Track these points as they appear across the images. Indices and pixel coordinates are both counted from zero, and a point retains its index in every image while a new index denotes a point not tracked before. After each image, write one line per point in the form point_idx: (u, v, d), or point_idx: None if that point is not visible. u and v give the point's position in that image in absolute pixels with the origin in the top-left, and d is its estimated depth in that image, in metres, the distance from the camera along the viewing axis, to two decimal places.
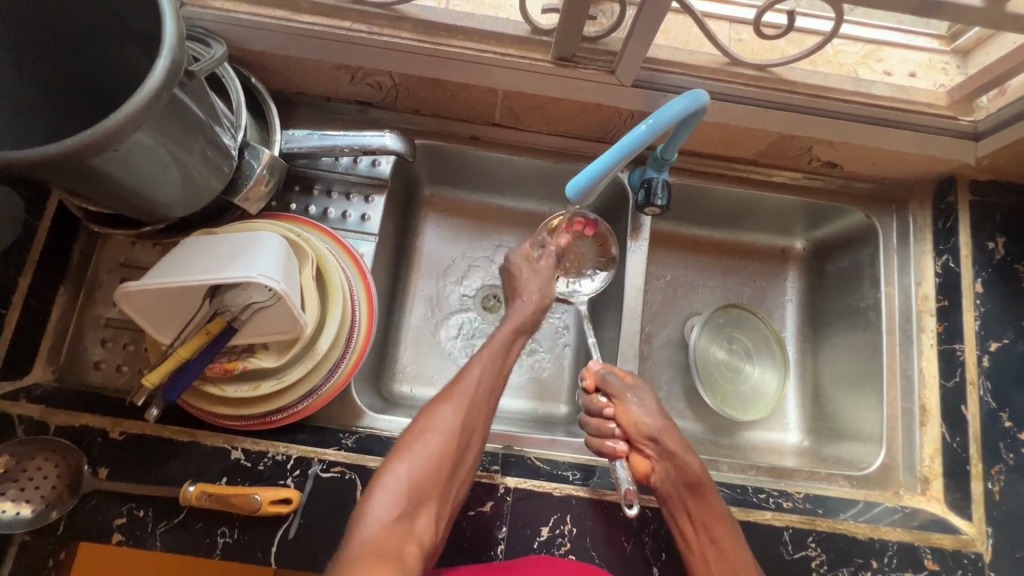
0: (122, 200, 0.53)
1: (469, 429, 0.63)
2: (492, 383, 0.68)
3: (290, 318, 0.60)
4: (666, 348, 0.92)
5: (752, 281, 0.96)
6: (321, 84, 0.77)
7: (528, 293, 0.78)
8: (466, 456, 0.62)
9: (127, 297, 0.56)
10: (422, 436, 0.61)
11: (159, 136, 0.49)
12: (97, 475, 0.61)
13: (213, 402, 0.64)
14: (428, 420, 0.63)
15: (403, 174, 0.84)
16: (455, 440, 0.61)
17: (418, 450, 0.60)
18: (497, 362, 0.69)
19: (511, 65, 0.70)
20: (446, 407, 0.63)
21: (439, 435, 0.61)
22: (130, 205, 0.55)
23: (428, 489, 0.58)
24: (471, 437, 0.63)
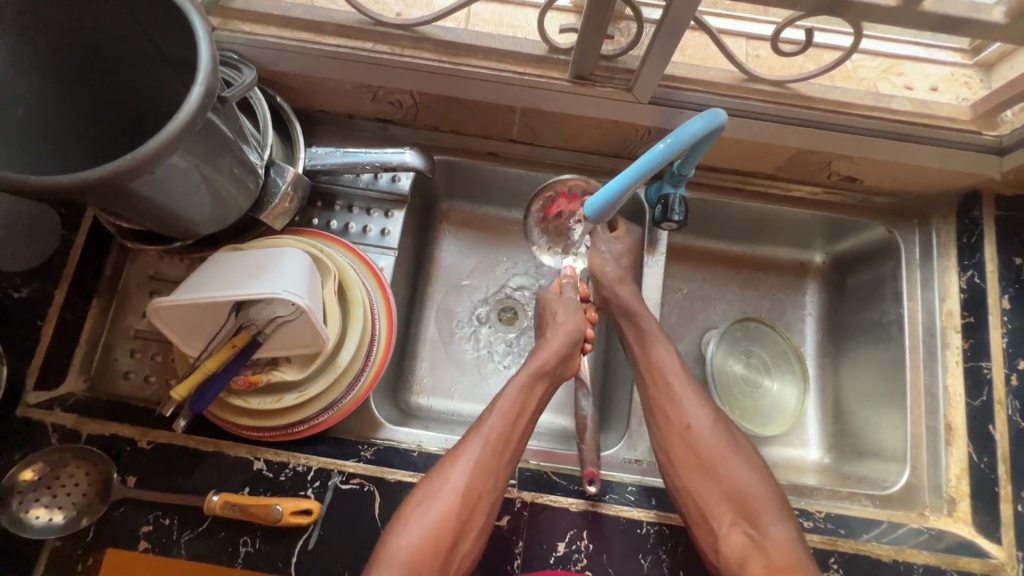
0: (155, 219, 0.55)
1: (474, 496, 0.62)
2: (504, 443, 0.65)
3: (313, 332, 0.61)
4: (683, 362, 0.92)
5: (770, 295, 0.95)
6: (344, 103, 0.79)
7: (556, 332, 0.75)
8: (473, 524, 0.61)
9: (158, 312, 0.58)
10: (422, 508, 0.60)
11: (192, 158, 0.51)
12: (126, 483, 0.63)
13: (237, 413, 0.65)
14: (432, 485, 0.62)
15: (422, 189, 0.86)
16: (459, 511, 0.60)
17: (418, 521, 0.60)
18: (507, 420, 0.67)
19: (529, 84, 0.71)
20: (451, 474, 0.62)
21: (443, 505, 0.60)
22: (162, 223, 0.57)
23: (426, 563, 0.58)
24: (478, 504, 0.62)
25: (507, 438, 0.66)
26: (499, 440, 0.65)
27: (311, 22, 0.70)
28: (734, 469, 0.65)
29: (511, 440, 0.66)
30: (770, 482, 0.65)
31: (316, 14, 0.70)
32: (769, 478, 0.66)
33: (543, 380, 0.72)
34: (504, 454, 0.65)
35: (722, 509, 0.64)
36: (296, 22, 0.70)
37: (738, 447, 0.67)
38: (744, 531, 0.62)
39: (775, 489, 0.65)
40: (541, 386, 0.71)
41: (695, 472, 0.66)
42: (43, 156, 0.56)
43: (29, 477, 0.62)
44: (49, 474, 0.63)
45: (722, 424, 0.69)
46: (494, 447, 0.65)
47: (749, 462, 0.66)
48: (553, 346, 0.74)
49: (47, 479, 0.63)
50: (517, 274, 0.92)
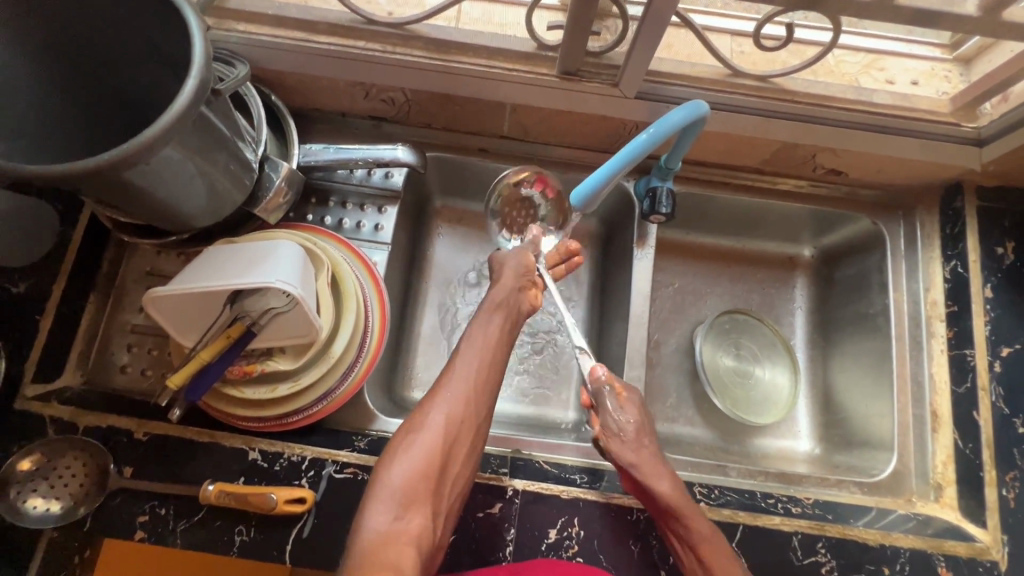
0: (151, 211, 0.57)
1: (459, 423, 0.63)
2: (479, 372, 0.67)
3: (306, 322, 0.62)
4: (674, 355, 0.93)
5: (760, 288, 0.98)
6: (337, 100, 0.81)
7: (506, 277, 0.76)
8: (461, 447, 0.62)
9: (154, 302, 0.59)
10: (413, 440, 0.61)
11: (186, 150, 0.53)
12: (123, 474, 0.64)
13: (233, 404, 0.66)
14: (419, 419, 0.63)
15: (415, 186, 0.87)
16: (446, 437, 0.61)
17: (410, 453, 0.60)
18: (486, 350, 0.69)
19: (519, 79, 0.72)
20: (436, 405, 0.63)
21: (431, 433, 0.61)
22: (158, 215, 0.58)
23: (423, 488, 0.58)
24: (464, 427, 0.63)
25: (487, 366, 0.68)
26: (478, 367, 0.67)
27: (305, 22, 0.71)
28: None
29: (488, 367, 0.68)
30: None
31: (310, 14, 0.71)
32: None
33: (500, 315, 0.72)
34: (481, 385, 0.66)
35: None
36: (290, 21, 0.71)
37: None
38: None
39: None
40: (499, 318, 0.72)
41: None
42: (42, 152, 0.57)
43: (26, 467, 0.63)
44: (46, 464, 0.64)
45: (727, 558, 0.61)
46: (472, 377, 0.66)
47: None
48: (513, 290, 0.75)
49: (44, 469, 0.63)
50: None
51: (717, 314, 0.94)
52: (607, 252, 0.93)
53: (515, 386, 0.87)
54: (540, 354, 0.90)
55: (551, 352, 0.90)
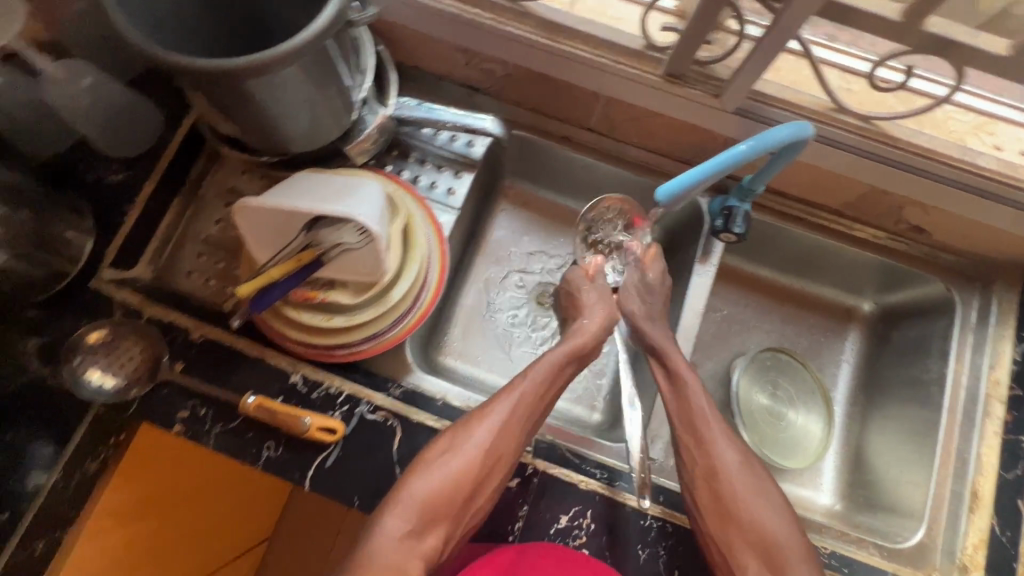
0: (257, 123, 0.59)
1: (495, 456, 0.64)
2: (524, 412, 0.66)
3: (375, 262, 0.64)
4: (710, 383, 0.95)
5: (809, 333, 0.97)
6: (439, 63, 0.83)
7: (590, 312, 0.80)
8: (490, 480, 0.63)
9: (242, 211, 0.62)
10: (446, 457, 0.63)
11: (306, 72, 0.55)
12: (173, 368, 0.68)
13: (286, 324, 0.68)
14: (457, 438, 0.64)
15: (493, 160, 0.89)
16: (478, 465, 0.62)
17: (439, 470, 0.62)
18: (534, 393, 0.68)
19: (620, 73, 0.72)
20: (476, 429, 0.64)
21: (462, 458, 0.62)
22: (261, 129, 0.61)
23: (443, 509, 0.61)
24: (498, 462, 0.64)
25: (530, 403, 0.67)
26: (521, 409, 0.66)
27: None
28: (765, 520, 0.63)
29: (532, 407, 0.67)
30: (794, 526, 0.64)
31: None
32: (798, 524, 0.64)
33: (572, 363, 0.74)
34: (524, 424, 0.66)
35: (745, 554, 0.63)
36: None
37: (770, 492, 0.66)
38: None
39: (796, 524, 0.64)
40: (571, 367, 0.74)
41: (718, 518, 0.64)
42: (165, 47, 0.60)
43: (98, 336, 0.67)
44: (113, 339, 0.67)
45: (773, 502, 0.65)
46: (517, 415, 0.66)
47: (782, 510, 0.65)
48: (588, 334, 0.77)
49: (112, 343, 0.67)
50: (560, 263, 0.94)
51: (759, 350, 0.95)
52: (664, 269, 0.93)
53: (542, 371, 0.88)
54: None
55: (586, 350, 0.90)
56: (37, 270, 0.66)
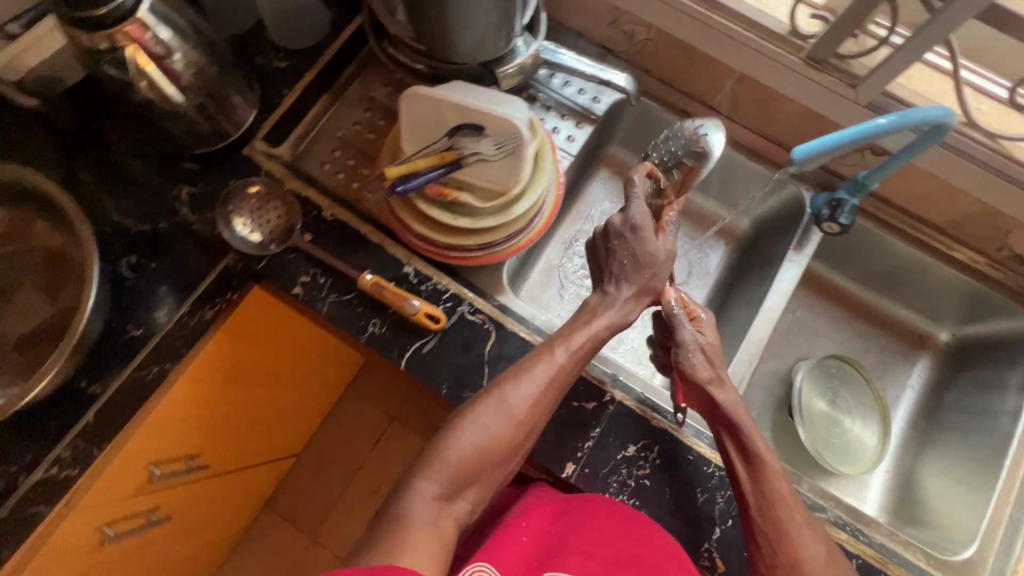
0: (440, 17, 0.64)
1: (526, 424, 0.63)
2: (558, 380, 0.65)
3: (510, 173, 0.71)
4: (769, 377, 0.98)
5: (879, 351, 0.98)
6: (583, 20, 0.89)
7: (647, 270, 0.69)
8: (518, 445, 0.63)
9: (410, 99, 0.68)
10: (481, 421, 0.62)
11: None
12: (303, 237, 0.74)
13: (412, 217, 0.73)
14: (491, 400, 0.63)
15: (613, 118, 0.93)
16: (511, 432, 0.62)
17: (471, 433, 0.61)
18: (570, 372, 0.66)
19: (761, 50, 0.76)
20: (510, 392, 0.63)
21: (496, 422, 0.62)
22: (440, 26, 0.66)
23: (474, 471, 0.61)
24: (528, 430, 0.63)
25: (565, 373, 0.65)
26: (554, 388, 0.65)
27: None
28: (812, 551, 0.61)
29: (565, 376, 0.65)
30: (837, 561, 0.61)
31: None
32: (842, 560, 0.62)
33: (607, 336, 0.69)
34: (556, 392, 0.65)
35: None
36: None
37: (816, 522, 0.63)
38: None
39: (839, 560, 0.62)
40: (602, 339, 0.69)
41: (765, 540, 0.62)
42: None
43: (253, 190, 0.76)
44: (265, 197, 0.76)
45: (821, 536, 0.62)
46: (552, 384, 0.64)
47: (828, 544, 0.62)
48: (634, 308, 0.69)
49: (264, 200, 0.76)
50: None
51: (825, 356, 0.96)
52: (745, 260, 0.98)
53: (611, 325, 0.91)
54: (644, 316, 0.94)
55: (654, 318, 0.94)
56: (206, 127, 0.74)
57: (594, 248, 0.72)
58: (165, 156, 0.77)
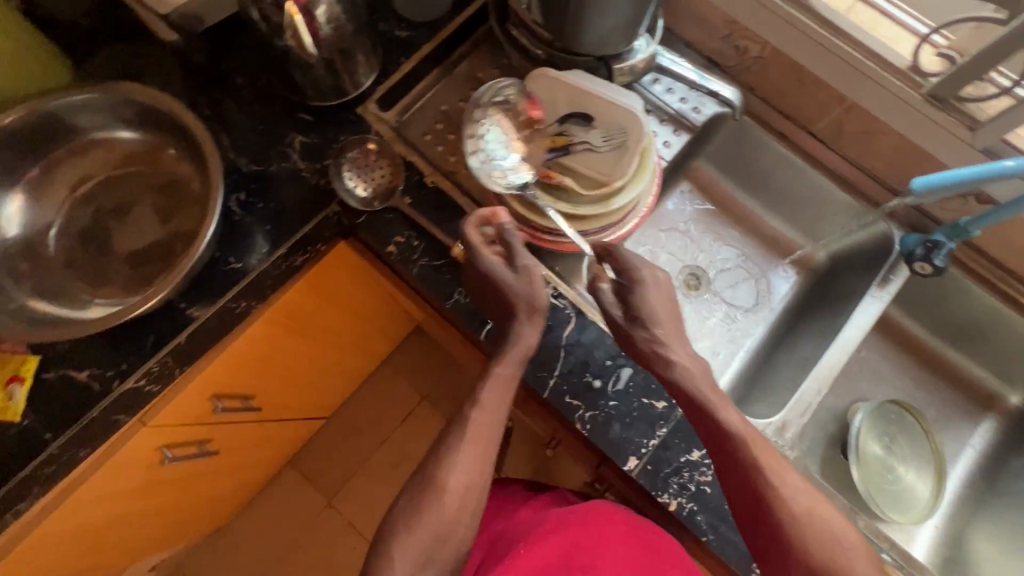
0: (581, 4, 0.66)
1: (469, 488, 0.63)
2: (487, 433, 0.65)
3: (613, 167, 0.73)
4: (826, 413, 0.97)
5: (942, 405, 0.96)
6: (695, 31, 0.90)
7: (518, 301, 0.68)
8: (469, 513, 0.63)
9: (534, 80, 0.72)
10: (426, 500, 0.62)
11: None
12: (403, 200, 0.78)
13: (514, 193, 0.76)
14: (432, 478, 0.63)
15: (710, 130, 0.93)
16: (453, 502, 0.62)
17: (418, 518, 0.61)
18: (492, 434, 0.65)
19: (880, 80, 0.76)
20: (445, 466, 0.63)
21: (440, 496, 0.61)
22: (577, 12, 0.68)
23: (438, 556, 0.60)
24: (473, 495, 0.63)
25: (489, 427, 0.65)
26: (477, 449, 0.64)
27: None
28: (800, 524, 0.59)
29: (492, 425, 0.65)
30: (828, 529, 0.59)
31: None
32: (832, 524, 0.59)
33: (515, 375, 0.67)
34: (488, 448, 0.64)
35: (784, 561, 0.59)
36: None
37: (796, 489, 0.60)
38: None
39: (829, 525, 0.59)
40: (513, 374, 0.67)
41: (752, 519, 0.61)
42: None
43: (370, 147, 0.79)
44: (375, 155, 0.79)
45: (810, 507, 0.60)
46: (479, 444, 0.64)
47: (814, 511, 0.60)
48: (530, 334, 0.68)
49: (377, 156, 0.79)
50: (715, 252, 1.00)
51: (884, 400, 0.95)
52: (817, 291, 0.97)
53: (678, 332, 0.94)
54: (707, 328, 0.96)
55: (716, 331, 0.96)
56: (329, 81, 0.77)
57: (477, 290, 0.71)
58: (285, 105, 0.81)
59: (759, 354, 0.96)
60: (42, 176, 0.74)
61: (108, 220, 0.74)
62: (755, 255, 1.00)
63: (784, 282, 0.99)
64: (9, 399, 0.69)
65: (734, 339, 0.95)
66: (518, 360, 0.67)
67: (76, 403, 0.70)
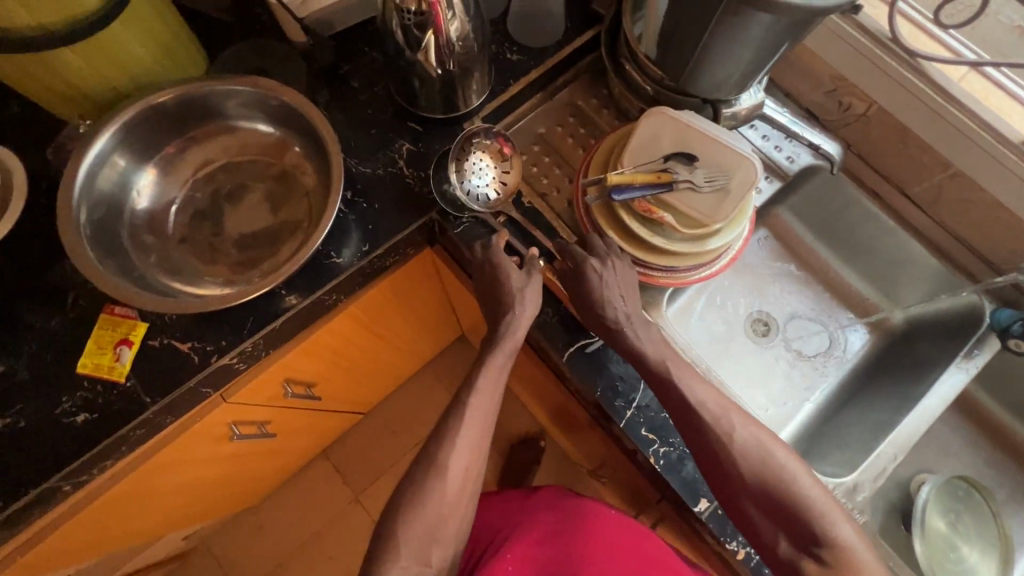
0: (709, 51, 0.68)
1: (466, 472, 0.69)
2: (481, 419, 0.71)
3: (714, 208, 0.74)
4: (889, 481, 0.94)
5: (1012, 488, 0.93)
6: (799, 82, 0.92)
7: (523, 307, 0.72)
8: (467, 493, 0.69)
9: (647, 117, 0.75)
10: (429, 483, 0.67)
11: (790, 28, 0.62)
12: (498, 217, 0.80)
13: (609, 223, 0.76)
14: (432, 463, 0.68)
15: (800, 181, 0.95)
16: (451, 483, 0.68)
17: (422, 497, 0.67)
18: (486, 423, 0.71)
19: (992, 152, 0.76)
20: (444, 452, 0.68)
21: (439, 478, 0.68)
22: (703, 59, 0.70)
23: (440, 531, 0.67)
24: (469, 478, 0.69)
25: (485, 418, 0.71)
26: (473, 432, 0.70)
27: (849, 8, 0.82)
28: (776, 487, 0.63)
29: (487, 411, 0.71)
30: (805, 488, 0.63)
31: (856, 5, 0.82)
32: (807, 484, 0.63)
33: (506, 362, 0.72)
34: (482, 433, 0.70)
35: (769, 528, 0.64)
36: None
37: (769, 454, 0.65)
38: (820, 562, 0.61)
39: (805, 482, 0.64)
40: (506, 363, 0.72)
41: (732, 494, 0.65)
42: None
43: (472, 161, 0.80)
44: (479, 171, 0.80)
45: (786, 472, 0.64)
46: (474, 431, 0.70)
47: (790, 475, 0.64)
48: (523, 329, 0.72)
49: (485, 160, 0.80)
50: (790, 303, 0.98)
51: (952, 475, 0.92)
52: (892, 354, 0.94)
53: (745, 377, 0.94)
54: (774, 378, 0.94)
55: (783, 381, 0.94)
56: (444, 95, 0.80)
57: (485, 285, 0.75)
58: (397, 113, 0.85)
59: (824, 411, 0.94)
60: (175, 154, 0.79)
61: (223, 202, 0.79)
62: (828, 310, 0.98)
63: (857, 339, 0.97)
64: (116, 360, 0.73)
65: (802, 392, 0.94)
66: (511, 351, 0.72)
67: (174, 372, 0.73)
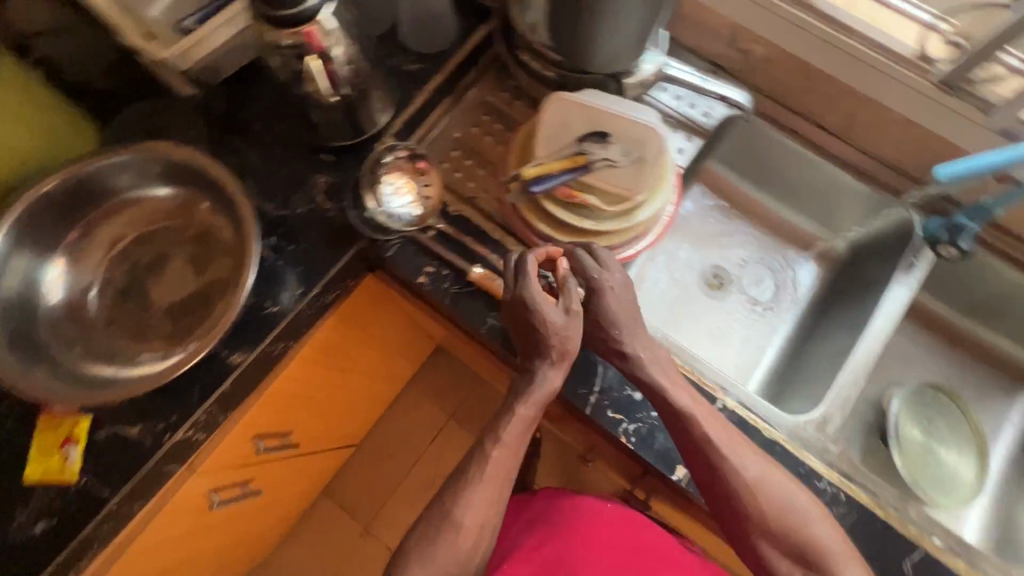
0: (592, 26, 0.68)
1: (481, 525, 0.64)
2: (503, 471, 0.65)
3: (634, 181, 0.74)
4: (863, 403, 0.96)
5: (977, 383, 0.96)
6: (699, 36, 0.92)
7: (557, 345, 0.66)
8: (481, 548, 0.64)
9: (551, 104, 0.75)
10: (442, 538, 0.63)
11: None
12: (427, 231, 0.79)
13: (538, 216, 0.76)
14: (448, 518, 0.63)
15: (721, 133, 0.95)
16: (468, 538, 0.63)
17: (434, 552, 0.62)
18: (507, 475, 0.66)
19: (888, 71, 0.77)
20: (460, 506, 0.64)
21: (454, 532, 0.63)
22: (589, 34, 0.70)
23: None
24: (485, 530, 0.64)
25: (506, 469, 0.66)
26: (493, 486, 0.64)
27: None
28: (766, 492, 0.63)
29: (506, 464, 0.66)
30: (794, 493, 0.63)
31: None
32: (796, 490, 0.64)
33: (534, 409, 0.67)
34: (506, 484, 0.66)
35: (758, 534, 0.64)
36: None
37: (759, 461, 0.65)
38: (806, 565, 0.62)
39: (795, 489, 0.64)
40: (531, 410, 0.67)
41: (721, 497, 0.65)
42: None
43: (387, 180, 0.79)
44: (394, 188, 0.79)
45: (774, 477, 0.64)
46: (495, 483, 0.65)
47: (782, 482, 0.64)
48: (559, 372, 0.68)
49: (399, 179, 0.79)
50: (734, 254, 1.00)
51: (919, 385, 0.95)
52: (841, 282, 0.97)
53: (705, 334, 0.94)
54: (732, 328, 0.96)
55: (742, 329, 0.96)
56: (347, 120, 0.78)
57: (514, 322, 0.68)
58: (305, 147, 0.83)
59: (789, 351, 0.95)
60: (79, 239, 0.76)
61: (144, 275, 0.76)
62: (772, 252, 1.00)
63: (805, 276, 0.99)
64: (66, 460, 0.71)
65: (763, 337, 0.96)
66: (548, 393, 0.67)
67: (128, 459, 0.71)
